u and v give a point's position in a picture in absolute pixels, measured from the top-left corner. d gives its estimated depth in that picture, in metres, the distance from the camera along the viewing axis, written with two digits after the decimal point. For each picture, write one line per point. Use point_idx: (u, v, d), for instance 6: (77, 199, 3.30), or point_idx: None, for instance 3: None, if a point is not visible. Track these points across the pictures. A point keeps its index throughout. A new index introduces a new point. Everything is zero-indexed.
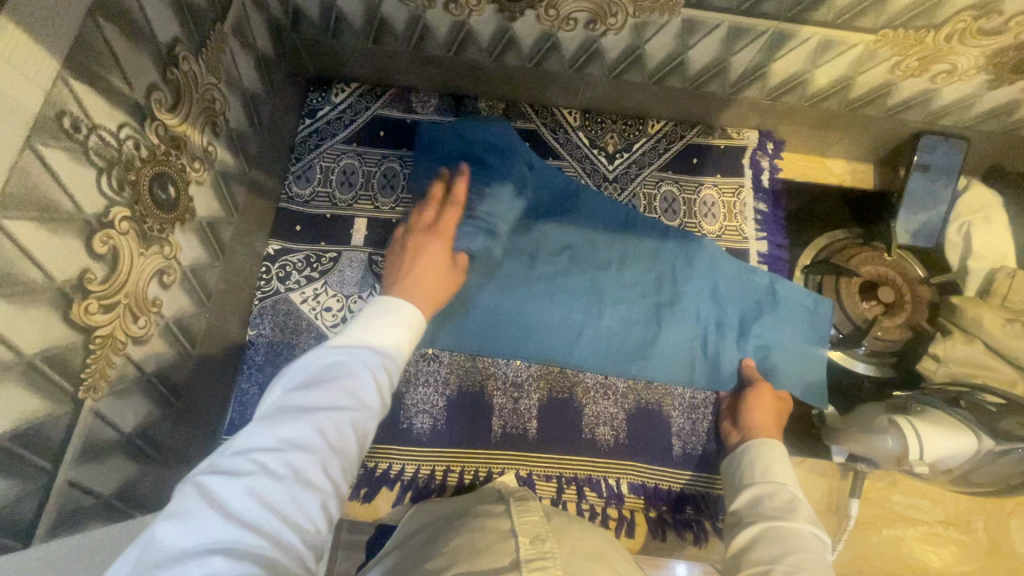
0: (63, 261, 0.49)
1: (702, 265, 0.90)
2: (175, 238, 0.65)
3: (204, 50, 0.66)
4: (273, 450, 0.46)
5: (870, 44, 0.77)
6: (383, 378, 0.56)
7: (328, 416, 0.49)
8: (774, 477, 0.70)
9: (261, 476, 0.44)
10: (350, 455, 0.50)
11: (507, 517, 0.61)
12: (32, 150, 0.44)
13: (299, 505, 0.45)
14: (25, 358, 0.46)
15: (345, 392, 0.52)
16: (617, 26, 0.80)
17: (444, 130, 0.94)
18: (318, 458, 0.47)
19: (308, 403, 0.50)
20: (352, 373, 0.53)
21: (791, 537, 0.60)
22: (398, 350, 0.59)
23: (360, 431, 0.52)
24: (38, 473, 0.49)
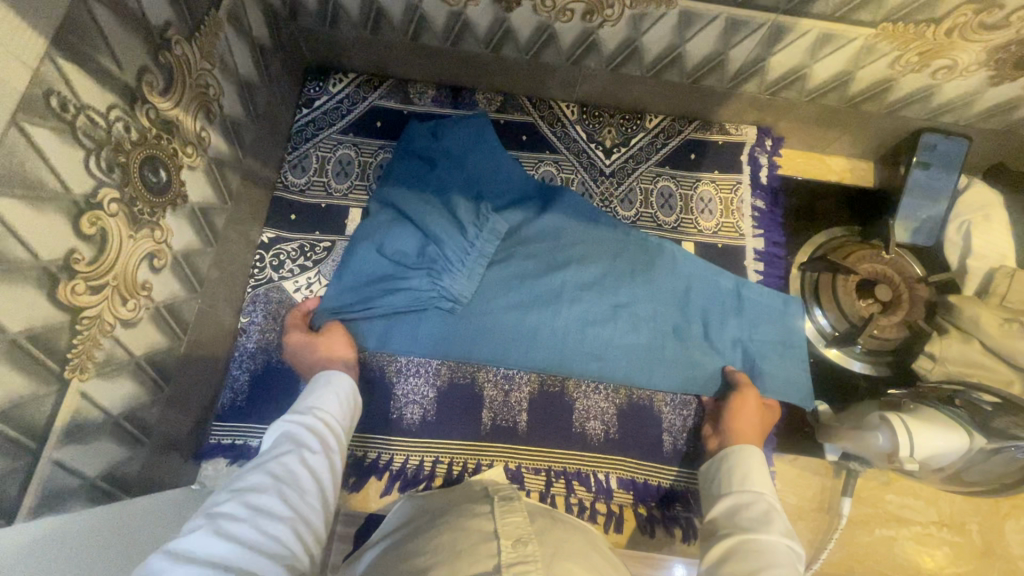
0: (49, 240, 0.49)
1: (670, 271, 0.89)
2: (166, 223, 0.65)
3: (198, 35, 0.66)
4: (231, 502, 0.54)
5: (869, 38, 0.76)
6: (328, 431, 0.68)
7: (278, 466, 0.59)
8: (753, 486, 0.69)
9: (224, 520, 0.51)
10: (305, 491, 0.59)
11: (490, 518, 0.60)
12: (17, 128, 0.44)
13: (269, 537, 0.52)
14: (10, 335, 0.46)
15: (289, 447, 0.62)
16: (613, 18, 0.79)
17: (423, 124, 0.94)
18: (276, 494, 0.56)
19: (257, 466, 0.59)
20: (299, 430, 0.65)
21: (765, 550, 0.60)
22: (333, 406, 0.71)
23: (311, 472, 0.61)
24: (22, 452, 0.50)
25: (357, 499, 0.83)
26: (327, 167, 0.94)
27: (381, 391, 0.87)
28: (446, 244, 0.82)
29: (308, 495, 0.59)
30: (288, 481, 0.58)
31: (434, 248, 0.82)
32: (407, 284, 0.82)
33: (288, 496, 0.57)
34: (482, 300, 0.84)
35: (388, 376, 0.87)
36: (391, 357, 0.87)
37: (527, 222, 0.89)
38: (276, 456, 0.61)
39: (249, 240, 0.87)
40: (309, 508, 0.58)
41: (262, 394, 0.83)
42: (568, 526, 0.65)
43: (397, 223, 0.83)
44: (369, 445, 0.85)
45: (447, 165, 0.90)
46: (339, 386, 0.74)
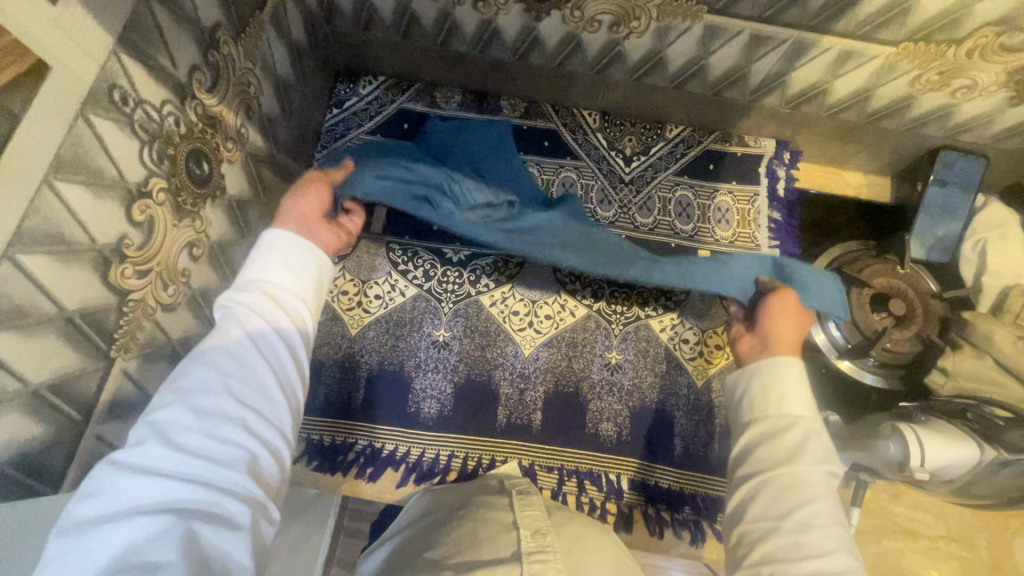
0: (104, 225, 0.52)
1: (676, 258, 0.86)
2: (206, 213, 0.68)
3: (243, 35, 0.69)
4: (173, 406, 0.48)
5: (890, 57, 0.78)
6: (277, 299, 0.58)
7: (223, 360, 0.52)
8: (790, 410, 0.60)
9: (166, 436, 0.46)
10: (259, 381, 0.53)
11: (509, 511, 0.62)
12: (84, 119, 0.47)
13: (225, 440, 0.47)
14: (66, 313, 0.49)
15: (232, 333, 0.54)
16: (640, 29, 0.82)
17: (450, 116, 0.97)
18: (223, 394, 0.50)
19: (199, 357, 0.52)
20: (244, 309, 0.55)
21: (801, 484, 0.55)
22: (291, 269, 0.60)
23: (266, 362, 0.54)
24: (69, 425, 0.52)
25: (373, 490, 0.85)
26: None
27: (400, 385, 0.89)
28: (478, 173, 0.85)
29: (267, 387, 0.53)
30: (239, 375, 0.52)
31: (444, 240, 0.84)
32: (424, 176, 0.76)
33: (243, 393, 0.51)
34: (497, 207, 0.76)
35: (407, 371, 0.89)
36: (411, 353, 0.89)
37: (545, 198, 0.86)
38: (223, 344, 0.53)
39: None
40: (271, 397, 0.53)
41: None
42: (585, 519, 0.68)
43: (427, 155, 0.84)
44: (385, 437, 0.87)
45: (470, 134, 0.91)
46: (290, 255, 0.61)
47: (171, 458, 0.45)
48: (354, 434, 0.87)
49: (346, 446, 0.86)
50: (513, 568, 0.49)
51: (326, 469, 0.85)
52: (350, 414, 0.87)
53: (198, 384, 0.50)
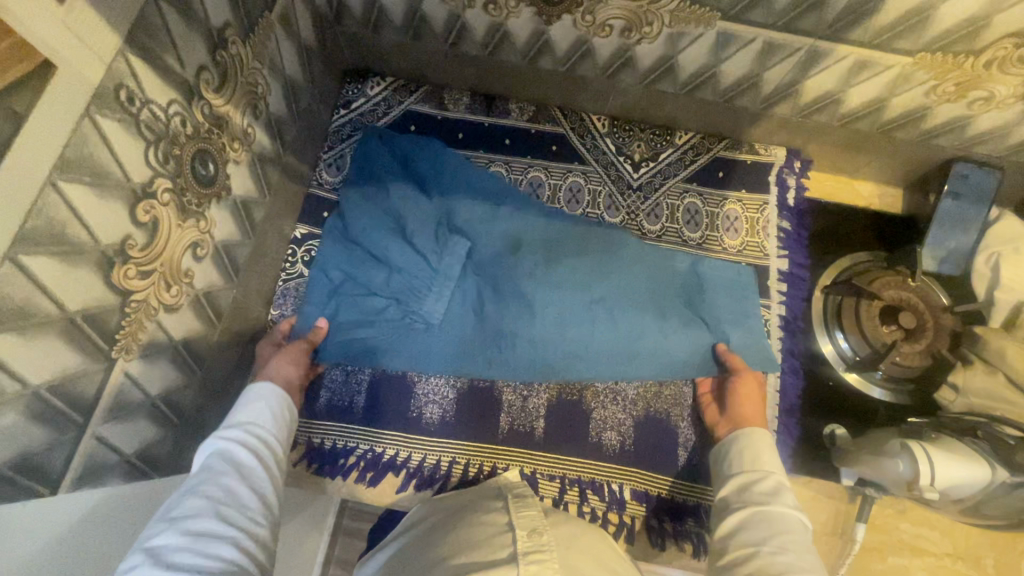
0: (108, 225, 0.51)
1: (658, 262, 0.89)
2: (211, 214, 0.68)
3: (252, 35, 0.68)
4: (165, 532, 0.51)
5: (906, 66, 0.76)
6: (260, 446, 0.65)
7: (209, 487, 0.56)
8: (763, 466, 0.70)
9: (161, 548, 0.49)
10: (242, 505, 0.57)
11: (505, 513, 0.62)
12: (89, 118, 0.47)
13: (215, 550, 0.50)
14: (68, 314, 0.49)
15: (215, 474, 0.58)
16: (651, 35, 0.81)
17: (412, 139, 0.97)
18: (213, 509, 0.54)
19: (185, 495, 0.56)
20: (231, 446, 0.63)
21: (780, 519, 0.62)
22: (266, 421, 0.70)
23: (248, 485, 0.59)
24: (69, 426, 0.52)
25: (372, 494, 0.85)
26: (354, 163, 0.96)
27: (403, 389, 0.88)
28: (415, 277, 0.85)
29: (248, 502, 0.57)
30: (225, 493, 0.56)
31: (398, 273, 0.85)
32: (381, 317, 0.86)
33: (229, 509, 0.55)
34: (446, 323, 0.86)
35: (410, 376, 0.89)
36: None
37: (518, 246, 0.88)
38: (212, 475, 0.58)
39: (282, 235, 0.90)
40: (252, 514, 0.57)
41: None
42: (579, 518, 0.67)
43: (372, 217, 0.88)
44: (387, 441, 0.86)
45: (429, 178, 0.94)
46: (264, 403, 0.71)
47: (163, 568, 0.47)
48: (356, 437, 0.86)
49: (347, 449, 0.86)
50: (509, 569, 0.49)
51: (327, 471, 0.85)
52: (353, 418, 0.87)
53: (189, 508, 0.53)
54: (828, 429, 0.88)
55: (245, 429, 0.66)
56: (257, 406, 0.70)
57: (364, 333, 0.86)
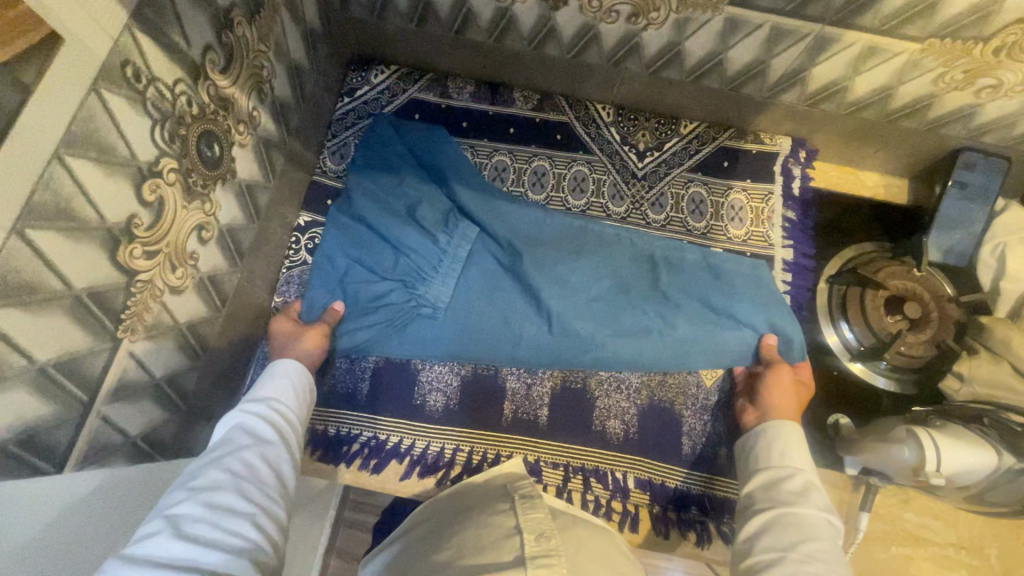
0: (114, 203, 0.51)
1: (673, 260, 0.89)
2: (216, 196, 0.67)
3: (257, 17, 0.68)
4: (186, 501, 0.52)
5: (914, 53, 0.76)
6: (279, 424, 0.66)
7: (229, 460, 0.57)
8: (788, 462, 0.71)
9: (181, 514, 0.50)
10: (260, 479, 0.58)
11: (512, 514, 0.61)
12: (97, 94, 0.46)
13: (232, 524, 0.51)
14: (73, 291, 0.49)
15: (236, 446, 0.60)
16: (658, 21, 0.80)
17: (426, 128, 0.98)
18: (233, 481, 0.55)
19: (206, 464, 0.57)
20: (252, 422, 0.64)
21: (808, 523, 0.63)
22: (287, 397, 0.72)
23: (267, 462, 0.60)
24: (74, 404, 0.52)
25: (376, 481, 0.84)
26: (358, 150, 0.96)
27: (407, 377, 0.88)
28: (420, 256, 0.85)
29: (266, 478, 0.58)
30: (245, 468, 0.57)
31: (406, 259, 0.85)
32: (388, 298, 0.85)
33: (247, 484, 0.56)
34: (455, 304, 0.85)
35: (413, 363, 0.89)
36: None
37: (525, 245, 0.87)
38: (232, 449, 0.59)
39: (286, 221, 0.90)
40: (270, 492, 0.58)
41: None
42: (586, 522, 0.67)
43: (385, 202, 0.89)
44: (390, 428, 0.86)
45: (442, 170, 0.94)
46: (285, 386, 0.72)
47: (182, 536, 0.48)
48: (360, 424, 0.86)
49: (351, 436, 0.86)
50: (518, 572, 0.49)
51: (330, 459, 0.85)
52: (357, 405, 0.87)
53: (208, 480, 0.55)
54: (832, 419, 0.88)
55: (265, 408, 0.68)
56: (276, 387, 0.72)
57: (373, 319, 0.85)
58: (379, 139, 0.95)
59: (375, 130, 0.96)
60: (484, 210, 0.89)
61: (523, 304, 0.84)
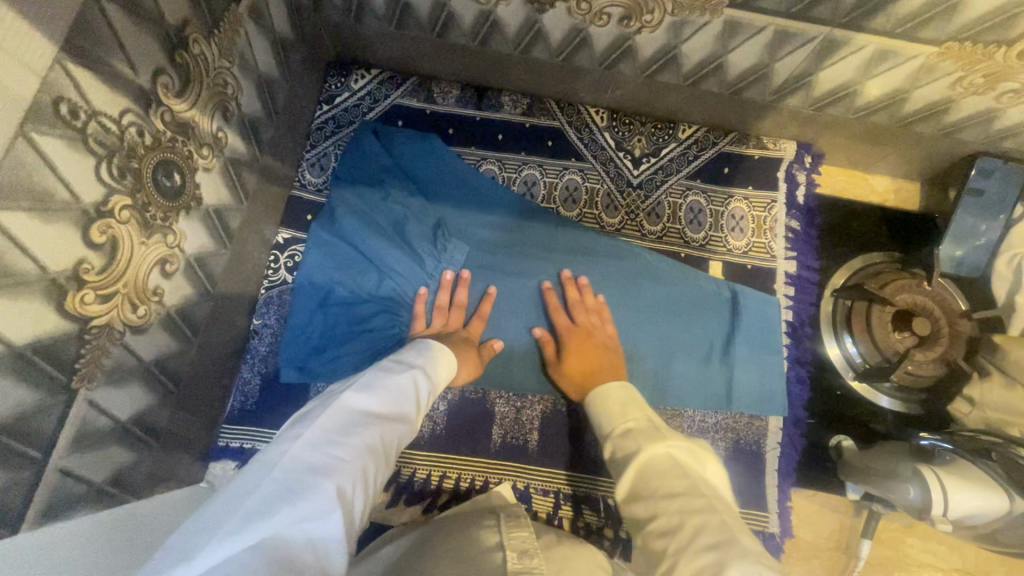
0: (57, 252, 0.47)
1: (678, 284, 0.87)
2: (179, 227, 0.63)
3: (216, 32, 0.63)
4: (330, 455, 0.49)
5: (930, 56, 0.70)
6: (419, 398, 0.63)
7: (368, 433, 0.53)
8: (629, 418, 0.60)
9: (315, 480, 0.46)
10: (382, 465, 0.54)
11: (496, 532, 0.58)
12: (26, 138, 0.42)
13: (354, 504, 0.48)
14: (15, 349, 0.45)
15: (375, 419, 0.55)
16: (652, 24, 0.74)
17: (414, 132, 0.93)
18: (363, 459, 0.51)
19: (348, 423, 0.53)
20: (397, 388, 0.61)
21: (664, 474, 0.51)
22: (428, 367, 0.68)
23: (395, 442, 0.57)
24: (27, 463, 0.49)
25: None
26: (340, 160, 0.92)
27: None
28: (406, 279, 0.85)
29: (390, 457, 0.55)
30: (381, 443, 0.54)
31: (391, 282, 0.85)
32: (371, 322, 0.84)
33: (378, 463, 0.53)
34: None
35: None
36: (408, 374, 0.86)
37: (518, 267, 0.87)
38: (376, 415, 0.56)
39: (264, 240, 0.86)
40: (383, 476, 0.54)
41: (271, 400, 0.83)
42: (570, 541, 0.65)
43: (370, 219, 0.86)
44: None
45: (431, 182, 0.91)
46: (426, 357, 0.69)
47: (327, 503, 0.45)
48: None
49: None
50: None
51: None
52: None
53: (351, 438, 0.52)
54: (834, 441, 0.85)
55: (410, 374, 0.64)
56: (418, 355, 0.68)
57: (355, 345, 0.83)
58: (360, 146, 0.91)
59: (356, 137, 0.92)
60: (476, 234, 0.89)
61: (511, 330, 0.85)
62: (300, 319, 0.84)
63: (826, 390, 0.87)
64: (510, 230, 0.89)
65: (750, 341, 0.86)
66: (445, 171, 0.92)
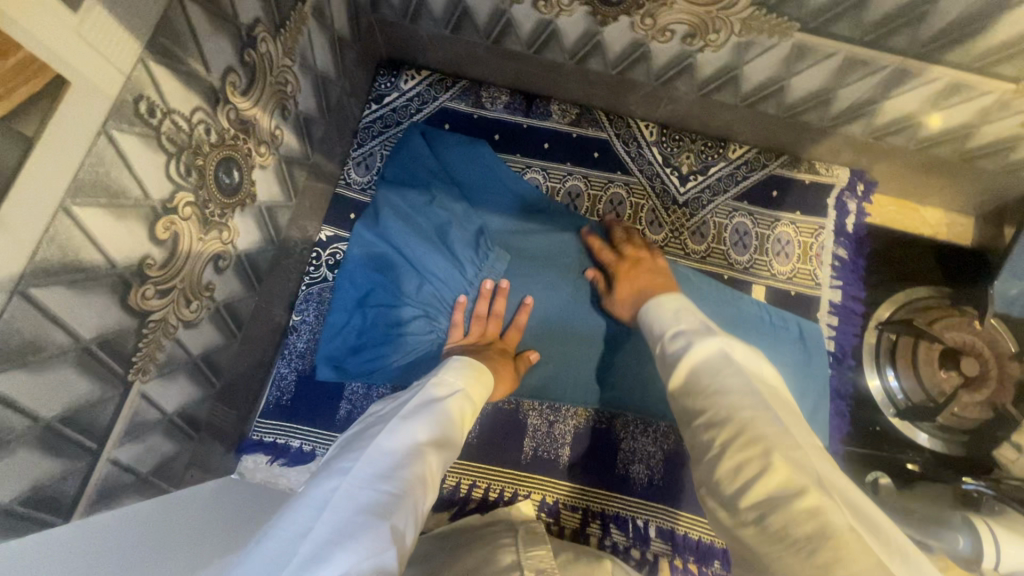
0: (125, 247, 0.47)
1: (719, 305, 0.86)
2: (234, 223, 0.64)
3: (283, 31, 0.63)
4: (379, 490, 0.49)
5: (1006, 93, 0.68)
6: (458, 426, 0.62)
7: (412, 466, 0.53)
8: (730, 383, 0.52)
9: (371, 519, 0.46)
10: (426, 499, 0.53)
11: (516, 549, 0.59)
12: (106, 135, 0.42)
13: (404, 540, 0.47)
14: (82, 343, 0.46)
15: (419, 450, 0.55)
16: (717, 43, 0.72)
17: (461, 136, 0.93)
18: (409, 495, 0.50)
19: (396, 456, 0.53)
20: (437, 414, 0.60)
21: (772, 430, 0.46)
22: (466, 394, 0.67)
23: (437, 473, 0.56)
24: (82, 454, 0.50)
25: None
26: (385, 161, 0.92)
27: None
28: (447, 286, 0.84)
29: (432, 490, 0.55)
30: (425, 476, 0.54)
31: (431, 287, 0.84)
32: (409, 327, 0.83)
33: (422, 497, 0.52)
34: None
35: None
36: None
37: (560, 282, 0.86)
38: (418, 446, 0.56)
39: (307, 236, 0.86)
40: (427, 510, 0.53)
41: (307, 397, 0.84)
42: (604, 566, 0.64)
43: (413, 222, 0.86)
44: None
45: (475, 189, 0.90)
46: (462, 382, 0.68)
47: (381, 540, 0.44)
48: None
49: None
50: None
51: None
52: None
53: (397, 472, 0.51)
54: (871, 478, 0.83)
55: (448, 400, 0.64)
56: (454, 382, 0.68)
57: (392, 349, 0.83)
58: (406, 148, 0.91)
59: (403, 139, 0.92)
60: (518, 244, 0.88)
61: (548, 343, 0.85)
62: (338, 320, 0.84)
63: (864, 425, 0.86)
64: (553, 243, 0.88)
65: (791, 372, 0.84)
66: (489, 179, 0.91)
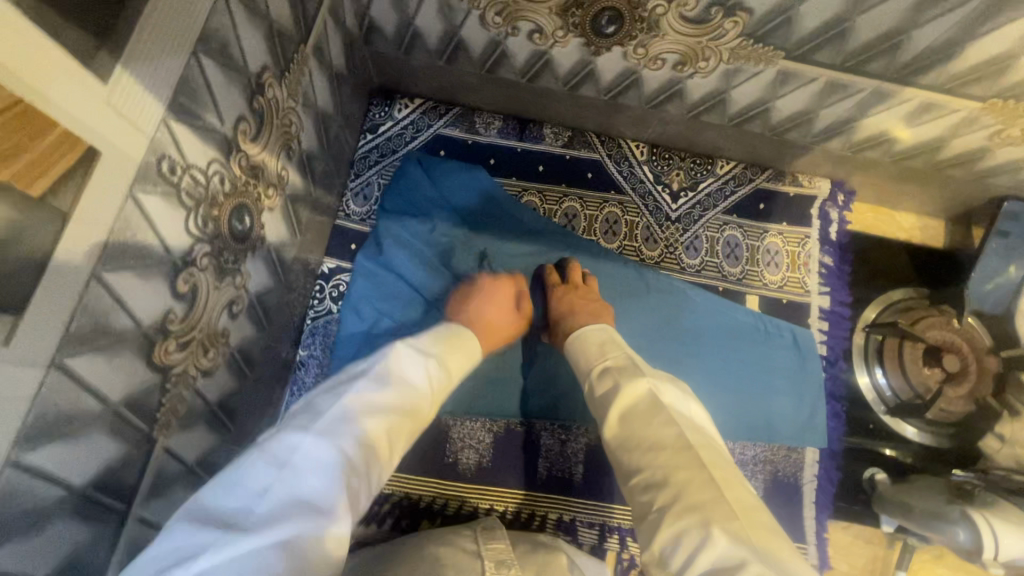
0: (149, 306, 0.47)
1: (718, 320, 0.90)
2: (246, 267, 0.63)
3: (287, 75, 0.63)
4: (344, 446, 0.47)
5: (974, 110, 0.73)
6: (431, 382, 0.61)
7: (380, 424, 0.51)
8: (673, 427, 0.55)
9: (329, 478, 0.45)
10: (393, 454, 0.52)
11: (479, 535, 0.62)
12: (133, 199, 0.42)
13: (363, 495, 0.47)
14: (112, 406, 0.45)
15: (389, 405, 0.54)
16: (706, 70, 0.76)
17: (455, 163, 0.93)
18: (373, 451, 0.49)
19: (362, 412, 0.51)
20: (410, 372, 0.59)
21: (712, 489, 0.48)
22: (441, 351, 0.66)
23: (407, 430, 0.55)
24: (111, 517, 0.49)
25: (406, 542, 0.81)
26: (383, 192, 0.93)
27: (436, 437, 0.85)
28: None
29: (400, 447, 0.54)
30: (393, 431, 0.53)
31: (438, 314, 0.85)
32: None
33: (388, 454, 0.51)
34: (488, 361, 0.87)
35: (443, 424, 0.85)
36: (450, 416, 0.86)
37: None
38: (388, 403, 0.54)
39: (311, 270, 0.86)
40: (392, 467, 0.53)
41: None
42: None
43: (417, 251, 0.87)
44: (422, 489, 0.83)
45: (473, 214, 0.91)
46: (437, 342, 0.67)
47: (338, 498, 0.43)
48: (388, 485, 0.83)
49: (382, 497, 0.83)
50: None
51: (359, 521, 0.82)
52: None
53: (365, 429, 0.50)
54: (868, 474, 0.87)
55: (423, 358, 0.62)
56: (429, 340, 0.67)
57: None
58: (403, 177, 0.92)
59: (399, 169, 0.93)
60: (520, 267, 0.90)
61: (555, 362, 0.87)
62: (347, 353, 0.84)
63: (858, 424, 0.90)
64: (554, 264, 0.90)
65: (789, 380, 0.88)
66: (486, 202, 0.92)
